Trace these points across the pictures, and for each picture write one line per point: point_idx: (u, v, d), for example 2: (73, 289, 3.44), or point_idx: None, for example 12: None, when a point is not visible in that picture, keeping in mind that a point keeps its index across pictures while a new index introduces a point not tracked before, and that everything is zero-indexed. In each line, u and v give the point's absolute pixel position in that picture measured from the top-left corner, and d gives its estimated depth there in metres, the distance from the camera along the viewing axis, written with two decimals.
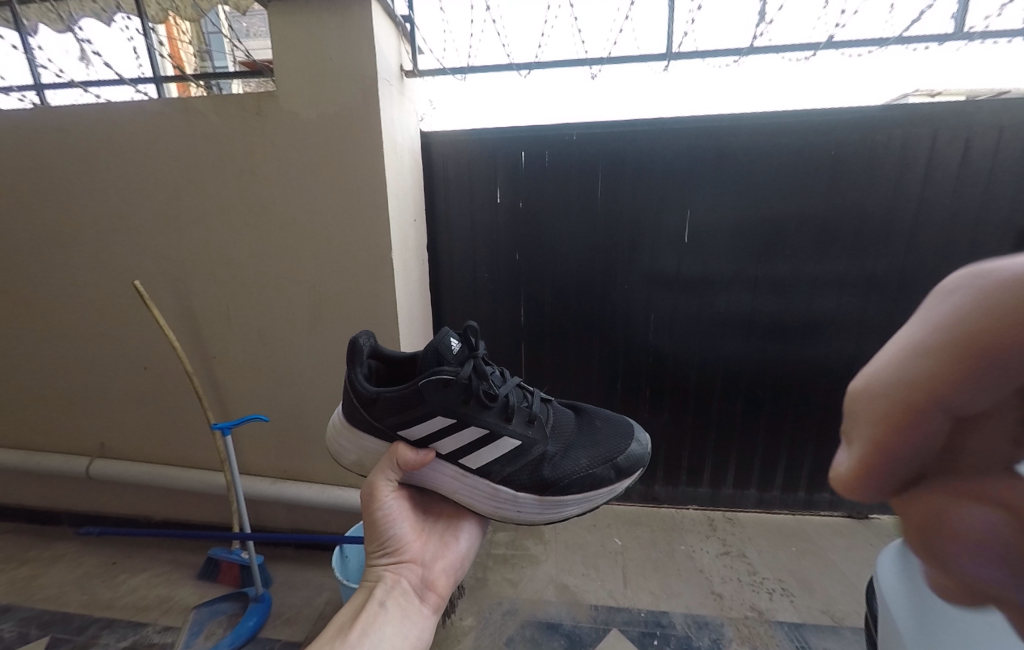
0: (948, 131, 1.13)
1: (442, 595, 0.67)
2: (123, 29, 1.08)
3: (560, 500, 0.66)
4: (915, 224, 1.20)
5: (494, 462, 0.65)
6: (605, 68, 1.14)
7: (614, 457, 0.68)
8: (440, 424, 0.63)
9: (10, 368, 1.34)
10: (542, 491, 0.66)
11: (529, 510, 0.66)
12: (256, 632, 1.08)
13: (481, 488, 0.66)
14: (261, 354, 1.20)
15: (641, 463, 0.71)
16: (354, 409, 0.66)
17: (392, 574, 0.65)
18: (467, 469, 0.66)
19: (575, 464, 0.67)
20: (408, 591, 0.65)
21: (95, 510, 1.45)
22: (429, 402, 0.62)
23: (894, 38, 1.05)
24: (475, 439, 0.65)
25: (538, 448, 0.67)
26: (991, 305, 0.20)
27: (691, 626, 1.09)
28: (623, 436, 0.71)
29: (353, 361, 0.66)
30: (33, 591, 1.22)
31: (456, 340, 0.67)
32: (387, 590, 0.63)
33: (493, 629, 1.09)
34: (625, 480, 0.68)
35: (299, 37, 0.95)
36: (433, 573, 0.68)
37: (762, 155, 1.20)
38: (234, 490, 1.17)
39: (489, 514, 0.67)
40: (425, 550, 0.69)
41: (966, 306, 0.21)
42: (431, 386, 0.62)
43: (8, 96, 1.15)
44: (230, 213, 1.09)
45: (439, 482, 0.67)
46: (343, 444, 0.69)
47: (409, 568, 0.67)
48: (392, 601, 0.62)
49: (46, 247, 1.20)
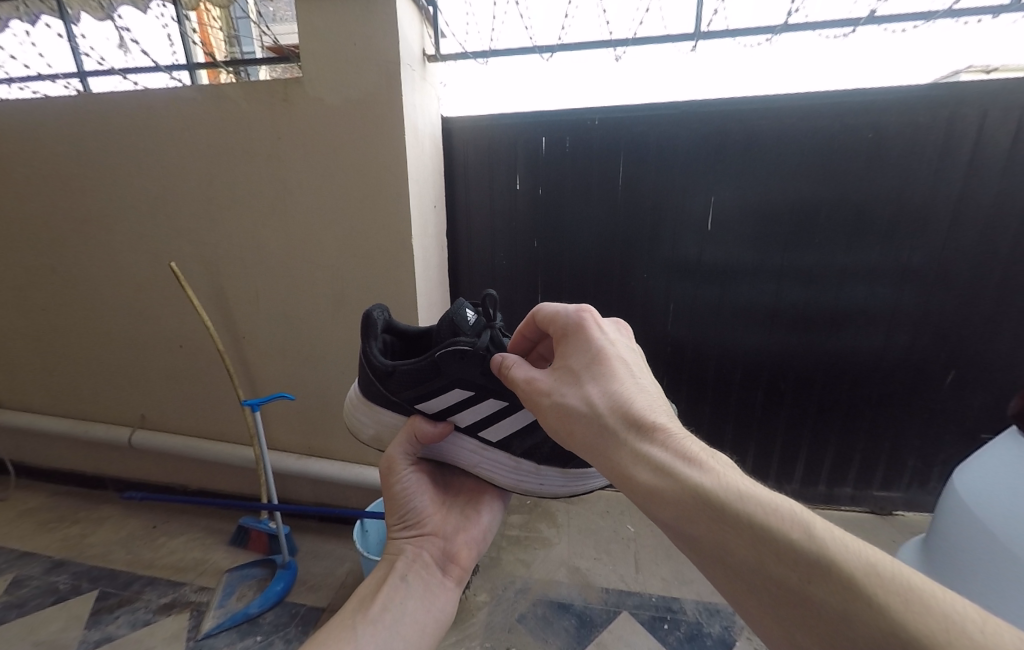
0: (999, 110, 1.06)
1: (464, 567, 0.68)
2: (158, 17, 1.11)
3: (585, 472, 0.67)
4: (957, 210, 1.14)
5: (514, 433, 0.66)
6: (629, 49, 1.11)
7: None
8: (458, 397, 0.65)
9: (59, 342, 1.44)
10: (565, 463, 0.66)
11: (552, 482, 0.66)
12: (283, 597, 1.14)
13: (501, 461, 0.67)
14: (287, 335, 1.24)
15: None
16: (369, 383, 0.69)
17: (414, 548, 0.67)
18: (487, 442, 0.68)
19: None
20: (430, 564, 0.66)
21: (137, 477, 1.55)
22: (447, 373, 0.63)
23: (943, 11, 0.99)
24: (494, 411, 0.66)
25: None
26: (581, 421, 0.48)
27: (702, 613, 1.09)
28: None
29: (367, 335, 0.68)
30: (83, 548, 1.33)
31: (473, 311, 0.67)
32: (408, 564, 0.65)
33: (506, 605, 1.12)
34: None
35: (326, 23, 0.96)
36: (455, 545, 0.69)
37: (791, 139, 1.15)
38: (263, 464, 1.23)
39: (511, 487, 0.67)
40: (445, 523, 0.70)
41: (590, 409, 0.47)
42: (448, 358, 0.63)
43: (55, 84, 1.21)
44: (258, 198, 1.13)
45: (459, 456, 0.69)
46: (360, 418, 0.71)
47: (429, 541, 0.68)
48: (413, 575, 0.64)
49: (90, 228, 1.27)
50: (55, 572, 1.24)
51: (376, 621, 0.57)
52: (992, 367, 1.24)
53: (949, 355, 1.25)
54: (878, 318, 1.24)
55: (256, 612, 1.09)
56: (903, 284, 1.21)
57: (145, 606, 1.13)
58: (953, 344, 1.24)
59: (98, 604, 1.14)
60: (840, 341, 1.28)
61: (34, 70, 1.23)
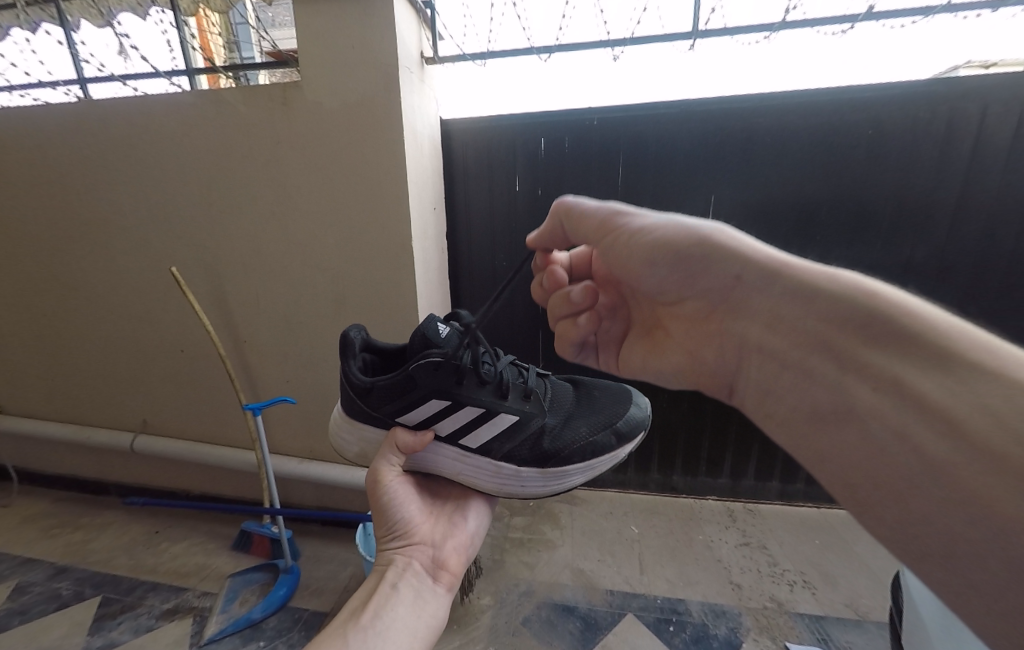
0: (1000, 105, 1.06)
1: (455, 574, 0.68)
2: (157, 23, 1.12)
3: (563, 471, 0.67)
4: (959, 205, 1.13)
5: (493, 438, 0.66)
6: (628, 49, 1.10)
7: (614, 422, 0.70)
8: (436, 407, 0.64)
9: (61, 348, 1.44)
10: (543, 463, 0.67)
11: (532, 483, 0.67)
12: (286, 601, 1.14)
13: (483, 466, 0.67)
14: (288, 338, 1.24)
15: (642, 426, 0.72)
16: (350, 401, 0.68)
17: (404, 557, 0.65)
18: (467, 449, 0.67)
19: (574, 434, 0.68)
20: (421, 572, 0.65)
21: (139, 482, 1.56)
22: (423, 385, 0.63)
23: (941, 6, 0.98)
24: (472, 419, 0.66)
25: (536, 421, 0.68)
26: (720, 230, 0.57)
27: (708, 614, 1.08)
28: (621, 402, 0.73)
29: (346, 355, 0.68)
30: (86, 553, 1.33)
31: (445, 323, 0.67)
32: (399, 572, 0.64)
33: (510, 608, 1.11)
34: (626, 445, 0.70)
35: (324, 27, 0.96)
36: (444, 553, 0.68)
37: (791, 136, 1.15)
38: (265, 468, 1.23)
39: (493, 491, 0.68)
40: (434, 531, 0.70)
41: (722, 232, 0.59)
42: (422, 370, 0.63)
43: (56, 91, 1.22)
44: (258, 202, 1.13)
45: (440, 465, 0.68)
46: (344, 437, 0.71)
47: (420, 550, 0.67)
48: (404, 583, 0.62)
49: (91, 234, 1.27)
50: (58, 578, 1.24)
51: (368, 631, 0.56)
52: None
53: None
54: None
55: (259, 617, 1.09)
56: (906, 280, 1.20)
57: (148, 611, 1.13)
58: None
59: (100, 610, 1.14)
60: None
61: (35, 77, 1.24)
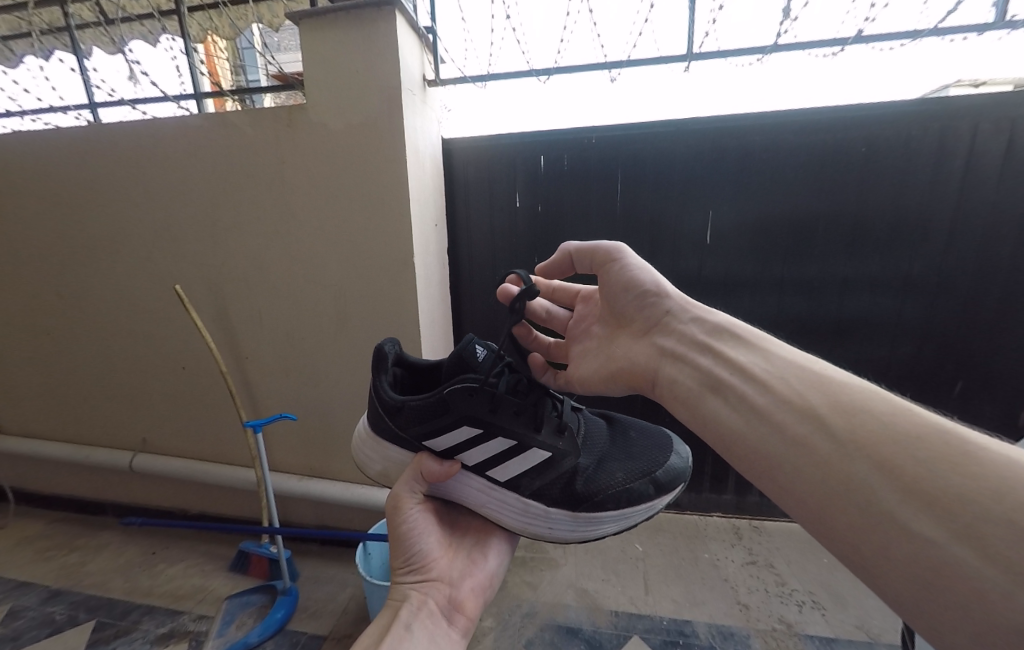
0: (992, 121, 1.07)
1: (470, 617, 0.65)
2: (168, 49, 1.15)
3: (596, 517, 0.64)
4: (955, 221, 1.14)
5: (522, 474, 0.65)
6: (624, 71, 1.14)
7: (653, 472, 0.65)
8: (466, 434, 0.64)
9: (62, 365, 1.44)
10: (575, 506, 0.64)
11: (561, 527, 0.64)
12: (284, 624, 1.11)
13: (510, 502, 0.65)
14: (289, 355, 1.24)
15: (683, 477, 0.67)
16: (378, 418, 0.68)
17: (419, 594, 0.63)
18: (494, 481, 0.66)
19: (609, 478, 0.64)
20: (435, 612, 0.62)
21: (137, 502, 1.54)
22: (456, 411, 0.63)
23: (929, 30, 1.01)
24: (503, 450, 0.65)
25: (569, 460, 0.65)
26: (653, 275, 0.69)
27: (715, 637, 1.06)
28: (661, 449, 0.68)
29: (378, 369, 0.68)
30: (81, 577, 1.30)
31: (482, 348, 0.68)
32: (413, 612, 0.61)
33: (513, 631, 1.08)
34: (665, 496, 0.65)
35: (331, 52, 0.99)
36: (461, 592, 0.66)
37: (786, 157, 1.17)
38: (265, 487, 1.21)
39: (518, 530, 0.66)
40: (452, 568, 0.67)
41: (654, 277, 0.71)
42: (457, 395, 0.63)
43: (67, 115, 1.26)
44: (262, 222, 1.15)
45: (467, 495, 0.67)
46: (368, 454, 0.71)
47: (436, 587, 0.65)
48: (418, 624, 0.60)
49: (97, 252, 1.28)
50: (52, 602, 1.22)
51: None
52: (1005, 378, 1.21)
53: (958, 367, 1.23)
54: (880, 329, 1.24)
55: (255, 641, 1.06)
56: (905, 294, 1.20)
57: (143, 636, 1.10)
58: (962, 353, 1.22)
59: (94, 635, 1.11)
60: (843, 353, 1.28)
61: (46, 102, 1.27)
